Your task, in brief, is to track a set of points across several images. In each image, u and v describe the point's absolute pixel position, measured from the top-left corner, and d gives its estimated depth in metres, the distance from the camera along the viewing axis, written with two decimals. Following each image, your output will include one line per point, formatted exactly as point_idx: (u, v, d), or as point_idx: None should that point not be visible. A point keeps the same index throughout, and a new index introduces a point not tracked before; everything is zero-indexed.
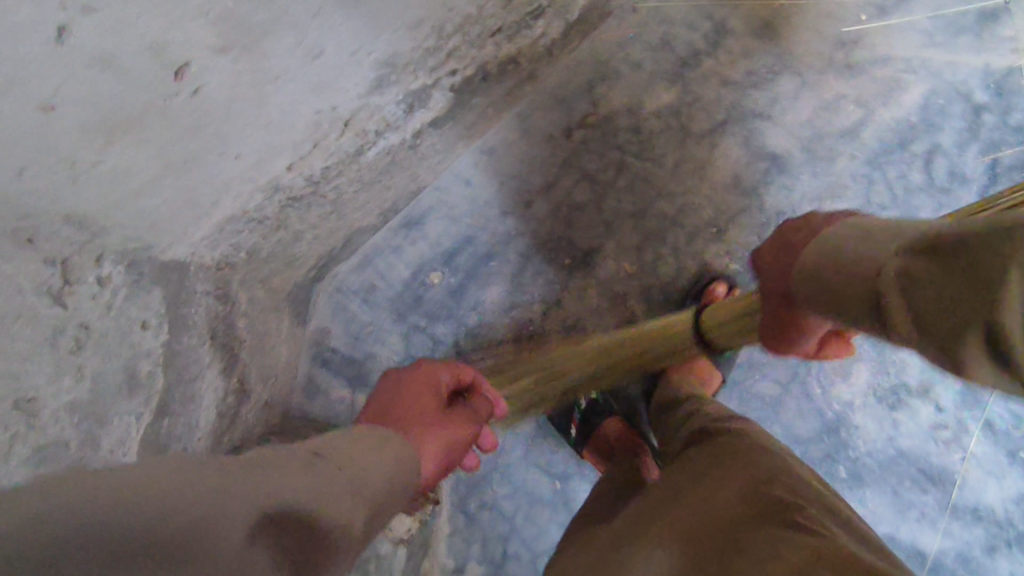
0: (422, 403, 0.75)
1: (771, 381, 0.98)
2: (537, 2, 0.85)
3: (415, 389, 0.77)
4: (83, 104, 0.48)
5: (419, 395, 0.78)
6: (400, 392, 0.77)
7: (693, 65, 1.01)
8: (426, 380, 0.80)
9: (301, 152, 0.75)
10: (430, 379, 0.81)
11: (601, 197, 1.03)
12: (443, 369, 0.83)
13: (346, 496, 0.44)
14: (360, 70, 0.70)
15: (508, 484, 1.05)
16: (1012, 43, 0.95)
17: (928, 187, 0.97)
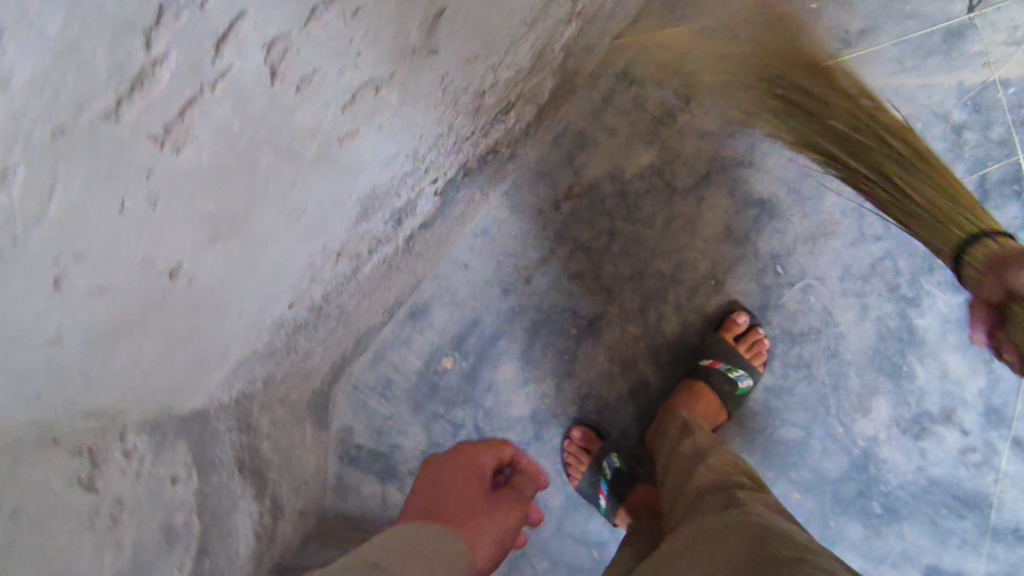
0: (468, 493, 0.80)
1: (792, 426, 0.98)
2: (505, 100, 0.86)
3: (460, 479, 0.83)
4: (85, 325, 0.51)
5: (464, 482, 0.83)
6: (444, 492, 0.80)
7: (669, 122, 1.01)
8: (468, 468, 0.85)
9: (300, 289, 0.77)
10: (474, 465, 0.86)
11: (598, 264, 1.04)
12: (484, 455, 0.87)
13: None
14: (343, 210, 0.72)
15: (547, 558, 1.08)
16: (984, 58, 0.93)
17: None
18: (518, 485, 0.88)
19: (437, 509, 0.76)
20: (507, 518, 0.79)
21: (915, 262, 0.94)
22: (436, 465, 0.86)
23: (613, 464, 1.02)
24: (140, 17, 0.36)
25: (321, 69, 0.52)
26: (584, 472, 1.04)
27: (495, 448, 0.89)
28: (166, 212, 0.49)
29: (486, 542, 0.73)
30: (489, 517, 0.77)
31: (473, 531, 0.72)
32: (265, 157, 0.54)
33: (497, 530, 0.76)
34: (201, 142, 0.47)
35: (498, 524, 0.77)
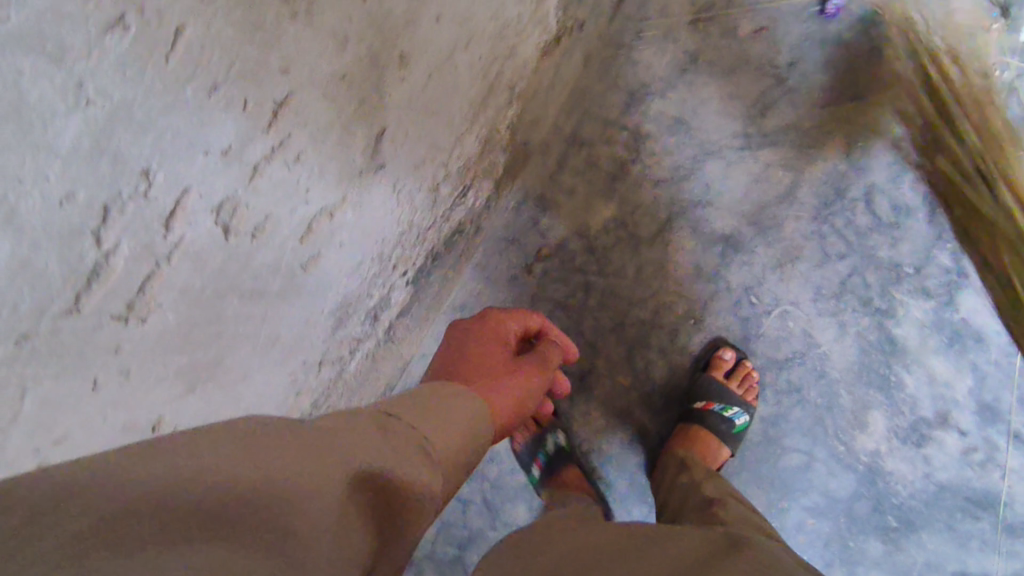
0: (495, 359, 0.76)
1: (795, 452, 0.98)
2: (461, 184, 0.89)
3: (487, 342, 0.79)
4: None
5: (486, 348, 0.78)
6: (468, 351, 0.77)
7: (623, 175, 1.04)
8: (493, 334, 0.80)
9: (286, 404, 0.78)
10: (500, 336, 0.81)
11: (578, 321, 1.05)
12: (510, 323, 0.83)
13: (417, 448, 0.42)
14: (317, 324, 0.73)
15: None
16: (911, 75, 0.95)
17: (877, 225, 0.96)
18: (540, 353, 0.82)
19: (465, 370, 0.72)
20: (534, 377, 0.75)
21: (881, 274, 0.96)
22: (467, 326, 0.81)
23: (557, 440, 1.04)
24: (86, 221, 0.37)
25: (273, 214, 0.53)
26: (526, 440, 1.04)
27: (519, 316, 0.85)
28: (139, 376, 0.50)
29: (515, 393, 0.68)
30: (511, 378, 0.71)
31: (495, 387, 0.66)
32: (231, 300, 0.55)
33: (528, 385, 0.72)
34: (165, 308, 0.48)
35: (528, 386, 0.72)
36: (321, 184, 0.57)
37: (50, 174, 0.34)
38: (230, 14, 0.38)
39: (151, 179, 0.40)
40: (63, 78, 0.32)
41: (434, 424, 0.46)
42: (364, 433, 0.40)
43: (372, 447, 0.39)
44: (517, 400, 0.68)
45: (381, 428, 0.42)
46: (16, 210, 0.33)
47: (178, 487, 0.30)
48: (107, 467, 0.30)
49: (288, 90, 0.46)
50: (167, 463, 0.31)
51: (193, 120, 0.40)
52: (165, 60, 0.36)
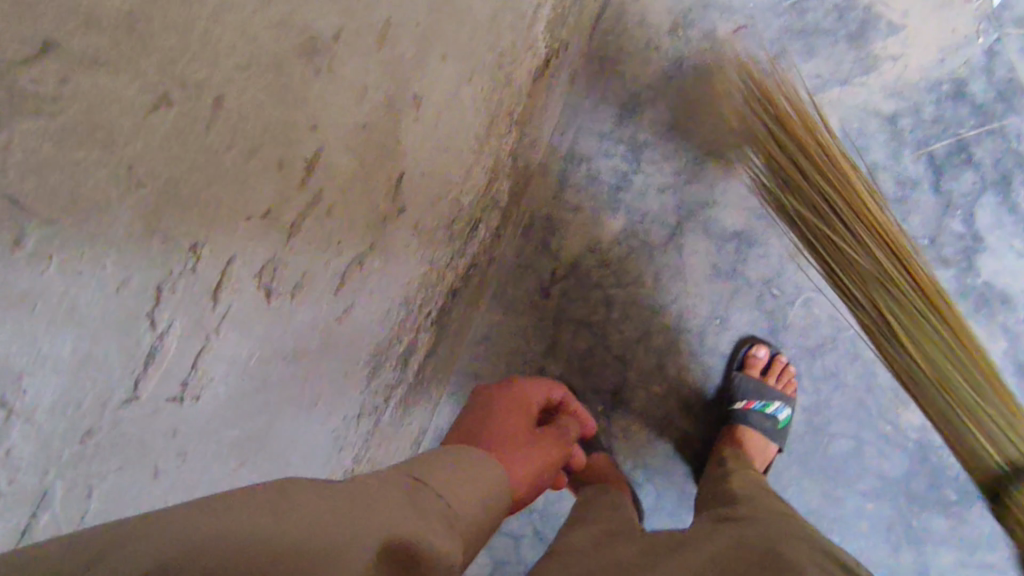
0: (519, 421, 0.72)
1: (843, 437, 0.97)
2: (473, 217, 0.88)
3: (512, 406, 0.74)
4: None
5: (512, 411, 0.73)
6: (486, 414, 0.72)
7: (627, 186, 1.04)
8: (516, 398, 0.77)
9: (332, 461, 0.76)
10: (524, 401, 0.77)
11: (603, 336, 1.05)
12: (536, 393, 0.80)
13: (439, 520, 0.43)
14: (355, 375, 0.72)
15: None
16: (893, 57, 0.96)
17: (886, 202, 0.96)
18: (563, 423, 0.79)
19: (488, 430, 0.68)
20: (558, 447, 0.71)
21: None
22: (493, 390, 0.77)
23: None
24: (141, 306, 0.37)
25: (310, 272, 0.52)
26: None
27: (545, 387, 0.82)
28: (198, 456, 0.49)
29: (540, 464, 0.65)
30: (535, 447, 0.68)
31: (522, 454, 0.64)
32: (276, 365, 0.54)
33: (552, 457, 0.68)
34: (218, 383, 0.47)
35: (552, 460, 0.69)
36: (351, 235, 0.56)
37: (107, 262, 0.33)
38: (260, 78, 0.38)
39: (199, 255, 0.39)
40: (113, 163, 0.31)
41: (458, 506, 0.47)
42: (390, 503, 0.41)
43: (403, 520, 0.39)
44: (540, 472, 0.65)
45: (406, 498, 0.43)
46: (76, 304, 0.32)
47: (226, 539, 0.31)
48: (160, 521, 0.31)
49: (315, 147, 0.46)
50: (211, 521, 0.32)
51: (232, 187, 0.40)
52: (205, 132, 0.36)
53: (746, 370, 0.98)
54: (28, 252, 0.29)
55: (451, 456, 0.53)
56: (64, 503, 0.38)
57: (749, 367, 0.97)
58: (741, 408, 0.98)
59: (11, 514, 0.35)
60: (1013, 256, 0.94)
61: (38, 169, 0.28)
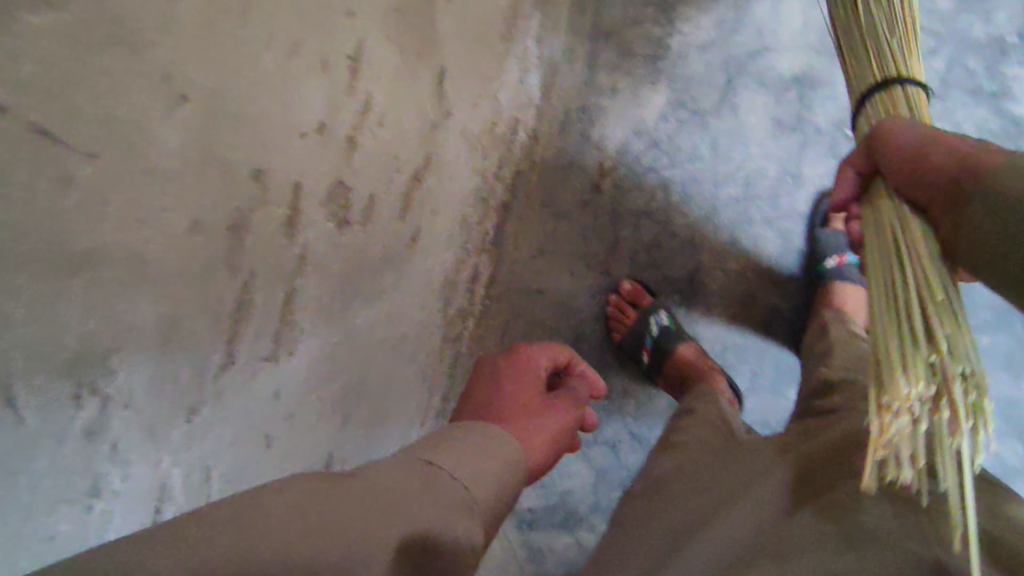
0: (517, 393, 0.56)
1: None
2: (511, 119, 0.80)
3: (509, 376, 0.58)
4: None
5: (520, 388, 0.58)
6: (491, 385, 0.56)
7: (664, 54, 0.94)
8: (518, 368, 0.60)
9: (423, 403, 0.72)
10: (527, 371, 0.60)
11: (666, 222, 0.97)
12: (540, 356, 0.63)
13: (467, 499, 0.34)
14: (431, 307, 0.66)
15: None
16: None
17: (961, 6, 0.85)
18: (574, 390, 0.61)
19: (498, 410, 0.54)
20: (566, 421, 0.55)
21: (984, 55, 0.85)
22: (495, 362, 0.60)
23: (660, 322, 0.96)
24: (216, 252, 0.31)
25: (375, 196, 0.46)
26: (627, 331, 0.97)
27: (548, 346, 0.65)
28: (303, 419, 0.44)
29: (550, 436, 0.51)
30: (539, 421, 0.52)
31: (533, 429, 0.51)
32: (358, 307, 0.48)
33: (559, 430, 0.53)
34: (308, 334, 0.41)
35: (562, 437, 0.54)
36: (406, 149, 0.49)
37: (167, 203, 0.27)
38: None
39: (265, 185, 0.33)
40: (149, 77, 0.24)
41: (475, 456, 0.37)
42: (406, 488, 0.32)
43: (414, 503, 0.31)
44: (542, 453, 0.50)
45: (428, 475, 0.34)
46: (146, 260, 0.27)
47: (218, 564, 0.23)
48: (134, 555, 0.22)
49: (360, 38, 0.39)
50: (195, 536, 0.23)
51: (284, 93, 0.33)
52: (240, 22, 0.28)
53: (832, 224, 0.93)
54: (77, 200, 0.23)
55: (455, 428, 0.40)
56: (184, 491, 0.34)
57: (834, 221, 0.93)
58: (833, 264, 0.91)
59: (134, 512, 0.31)
60: None
61: (62, 88, 0.21)
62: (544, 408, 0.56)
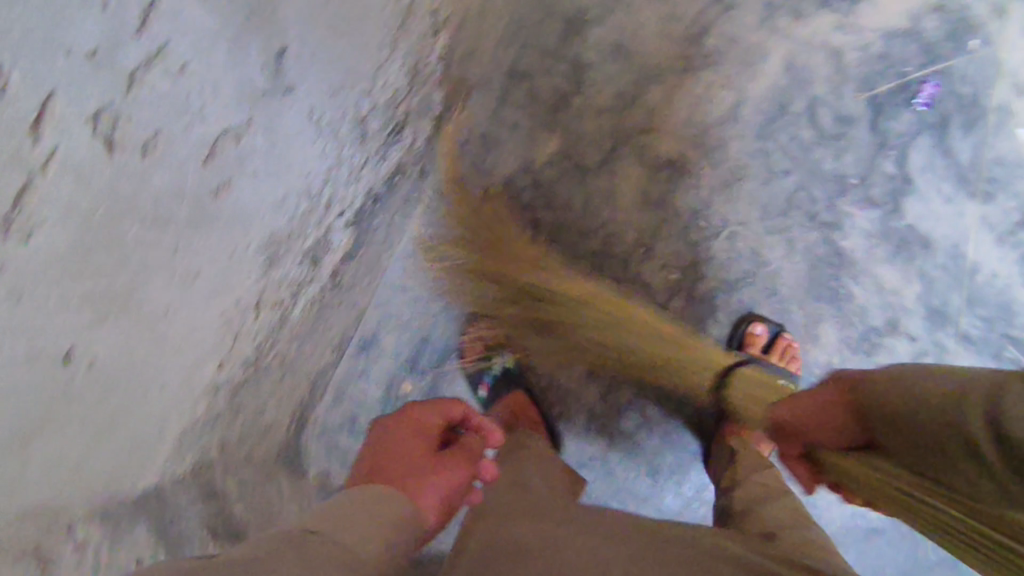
0: (416, 448, 0.77)
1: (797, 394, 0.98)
2: (390, 123, 0.86)
3: (406, 429, 0.79)
4: None
5: (409, 448, 0.76)
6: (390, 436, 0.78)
7: (565, 107, 1.03)
8: (412, 429, 0.79)
9: (225, 346, 0.77)
10: (421, 424, 0.81)
11: (529, 257, 1.05)
12: (430, 414, 0.82)
13: (334, 557, 0.52)
14: (250, 259, 0.73)
15: None
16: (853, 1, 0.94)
17: (820, 139, 0.95)
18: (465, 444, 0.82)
19: (387, 467, 0.72)
20: (461, 467, 0.76)
21: (827, 187, 0.95)
22: (386, 428, 0.80)
23: (504, 363, 1.12)
24: None
25: (167, 129, 0.52)
26: (466, 346, 1.07)
27: (442, 407, 0.84)
28: (38, 304, 0.49)
29: (431, 493, 0.70)
30: (435, 471, 0.74)
31: (416, 489, 0.69)
32: (131, 225, 0.54)
33: (456, 481, 0.74)
34: (53, 226, 0.46)
35: (444, 485, 0.72)
36: (218, 104, 0.55)
37: None
38: None
39: (9, 81, 0.36)
40: None
41: (347, 526, 0.56)
42: (286, 560, 0.47)
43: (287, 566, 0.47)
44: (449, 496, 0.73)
45: (299, 546, 0.51)
46: None
47: None
48: None
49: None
50: None
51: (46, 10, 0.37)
52: None
53: (747, 349, 0.97)
54: None
55: (326, 512, 0.58)
56: None
57: (750, 346, 0.97)
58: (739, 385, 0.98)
59: None
60: (940, 201, 0.93)
61: None
62: (433, 465, 0.74)
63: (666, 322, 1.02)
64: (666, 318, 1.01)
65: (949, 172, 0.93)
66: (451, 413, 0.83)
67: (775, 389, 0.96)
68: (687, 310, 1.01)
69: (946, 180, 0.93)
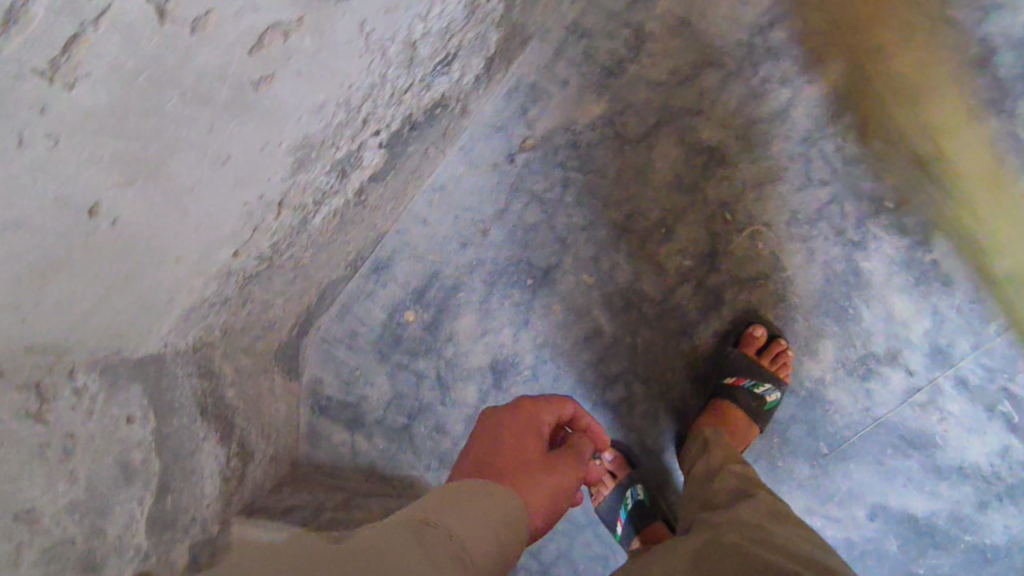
0: (528, 448, 0.73)
1: (785, 400, 0.99)
2: (441, 52, 0.87)
3: (521, 422, 0.76)
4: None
5: (520, 440, 0.74)
6: (501, 428, 0.75)
7: (618, 73, 1.02)
8: (522, 421, 0.77)
9: (242, 237, 0.80)
10: (536, 419, 0.78)
11: (551, 215, 1.05)
12: (546, 411, 0.79)
13: (451, 559, 0.48)
14: (277, 157, 0.74)
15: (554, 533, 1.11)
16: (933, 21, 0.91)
17: (866, 156, 0.94)
18: (576, 444, 0.78)
19: (491, 469, 0.68)
20: (575, 472, 0.73)
21: (861, 205, 0.94)
22: (500, 417, 0.76)
23: (637, 495, 1.05)
24: None
25: (217, 11, 0.53)
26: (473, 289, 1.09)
27: (557, 405, 0.79)
28: (69, 149, 0.51)
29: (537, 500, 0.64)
30: (554, 478, 0.69)
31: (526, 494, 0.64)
32: (170, 97, 0.56)
33: (566, 487, 0.69)
34: (96, 79, 0.49)
35: (547, 492, 0.66)
36: None
37: None
38: None
39: None
40: None
41: (469, 526, 0.52)
42: (413, 553, 0.45)
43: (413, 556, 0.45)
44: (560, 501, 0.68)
45: (418, 538, 0.48)
46: None
47: None
48: None
49: None
50: None
51: None
52: None
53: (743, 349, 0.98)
54: None
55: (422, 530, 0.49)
56: None
57: (744, 345, 0.98)
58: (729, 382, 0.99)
59: None
60: (972, 242, 0.91)
61: None
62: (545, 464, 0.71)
63: (670, 306, 1.02)
64: (671, 302, 1.02)
65: (988, 213, 0.91)
66: (564, 411, 0.80)
67: (761, 391, 0.97)
68: (694, 298, 1.01)
69: (983, 222, 0.91)
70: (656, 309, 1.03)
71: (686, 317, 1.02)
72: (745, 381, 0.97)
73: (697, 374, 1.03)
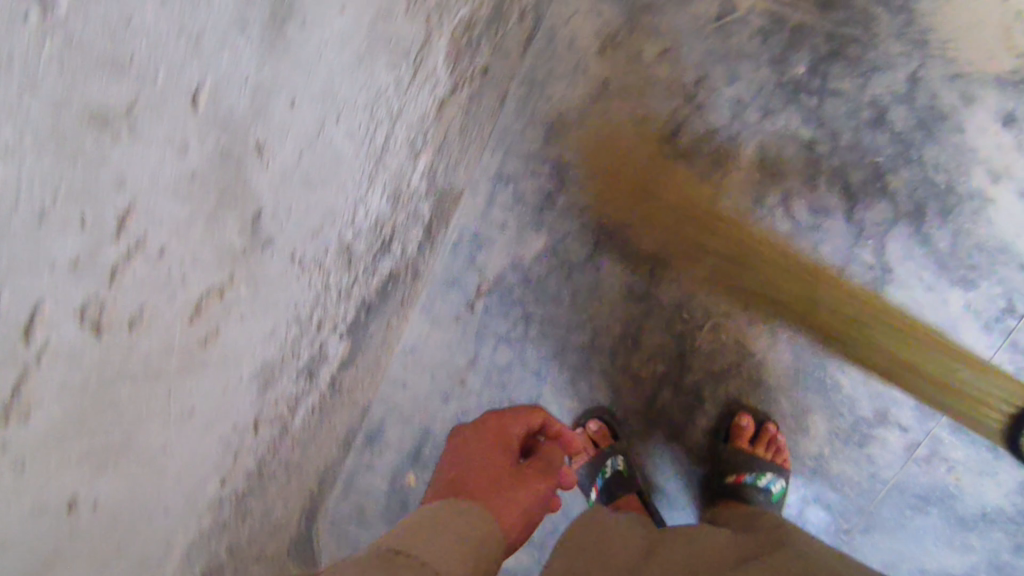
0: (496, 460, 0.91)
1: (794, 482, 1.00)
2: (377, 241, 0.92)
3: (495, 435, 0.98)
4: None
5: (496, 455, 0.93)
6: (477, 442, 0.98)
7: (550, 205, 1.07)
8: (497, 433, 0.98)
9: (224, 466, 0.82)
10: (503, 434, 0.98)
11: (520, 351, 1.09)
12: (515, 426, 0.99)
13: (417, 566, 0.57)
14: (243, 387, 0.79)
15: None
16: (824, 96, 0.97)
17: (797, 231, 0.98)
18: (548, 451, 0.96)
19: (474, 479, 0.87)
20: (545, 481, 0.87)
21: (807, 278, 0.98)
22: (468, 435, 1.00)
23: (616, 465, 1.05)
24: None
25: (150, 303, 0.57)
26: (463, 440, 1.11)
27: (527, 417, 1.00)
28: (37, 469, 0.53)
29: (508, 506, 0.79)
30: (523, 484, 0.84)
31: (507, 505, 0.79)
32: (125, 384, 0.59)
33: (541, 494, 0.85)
34: (47, 405, 0.50)
35: (530, 496, 0.83)
36: (198, 271, 0.61)
37: None
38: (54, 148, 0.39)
39: None
40: None
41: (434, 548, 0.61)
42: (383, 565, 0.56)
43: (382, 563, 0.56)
44: (525, 508, 0.81)
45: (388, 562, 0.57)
46: None
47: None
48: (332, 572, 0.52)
49: (130, 197, 0.48)
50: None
51: (26, 249, 0.41)
52: None
53: (736, 443, 0.99)
54: None
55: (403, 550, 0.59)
56: None
57: (736, 439, 0.99)
58: (733, 479, 1.00)
59: None
60: (923, 290, 0.94)
61: None
62: (519, 477, 0.87)
63: (655, 413, 1.05)
64: (655, 409, 1.05)
65: (931, 260, 0.93)
66: (532, 423, 0.99)
67: (765, 483, 0.97)
68: (676, 400, 1.04)
69: (927, 271, 0.94)
70: (642, 418, 1.06)
71: (671, 419, 1.05)
72: (745, 476, 0.97)
73: (700, 474, 1.05)
